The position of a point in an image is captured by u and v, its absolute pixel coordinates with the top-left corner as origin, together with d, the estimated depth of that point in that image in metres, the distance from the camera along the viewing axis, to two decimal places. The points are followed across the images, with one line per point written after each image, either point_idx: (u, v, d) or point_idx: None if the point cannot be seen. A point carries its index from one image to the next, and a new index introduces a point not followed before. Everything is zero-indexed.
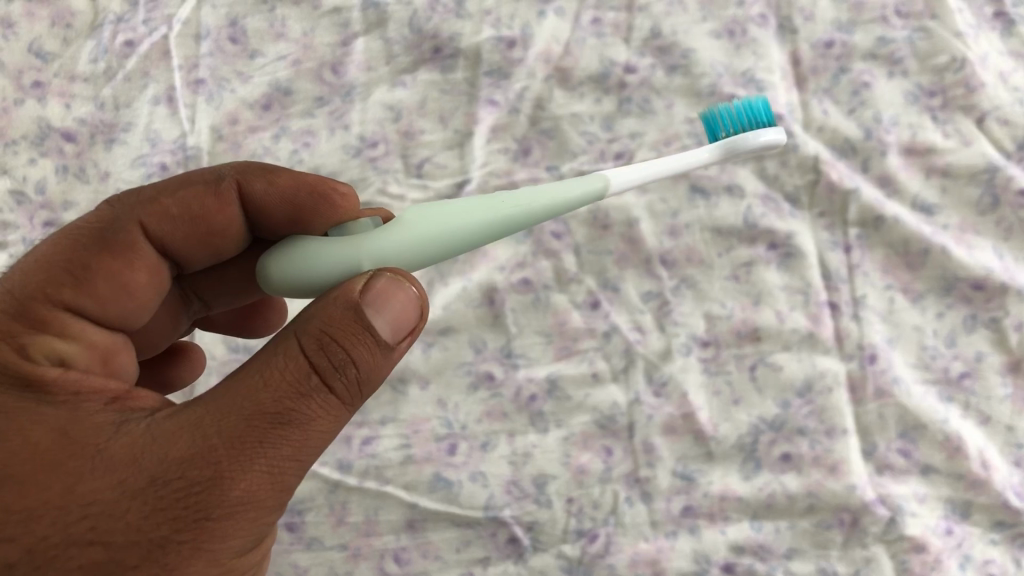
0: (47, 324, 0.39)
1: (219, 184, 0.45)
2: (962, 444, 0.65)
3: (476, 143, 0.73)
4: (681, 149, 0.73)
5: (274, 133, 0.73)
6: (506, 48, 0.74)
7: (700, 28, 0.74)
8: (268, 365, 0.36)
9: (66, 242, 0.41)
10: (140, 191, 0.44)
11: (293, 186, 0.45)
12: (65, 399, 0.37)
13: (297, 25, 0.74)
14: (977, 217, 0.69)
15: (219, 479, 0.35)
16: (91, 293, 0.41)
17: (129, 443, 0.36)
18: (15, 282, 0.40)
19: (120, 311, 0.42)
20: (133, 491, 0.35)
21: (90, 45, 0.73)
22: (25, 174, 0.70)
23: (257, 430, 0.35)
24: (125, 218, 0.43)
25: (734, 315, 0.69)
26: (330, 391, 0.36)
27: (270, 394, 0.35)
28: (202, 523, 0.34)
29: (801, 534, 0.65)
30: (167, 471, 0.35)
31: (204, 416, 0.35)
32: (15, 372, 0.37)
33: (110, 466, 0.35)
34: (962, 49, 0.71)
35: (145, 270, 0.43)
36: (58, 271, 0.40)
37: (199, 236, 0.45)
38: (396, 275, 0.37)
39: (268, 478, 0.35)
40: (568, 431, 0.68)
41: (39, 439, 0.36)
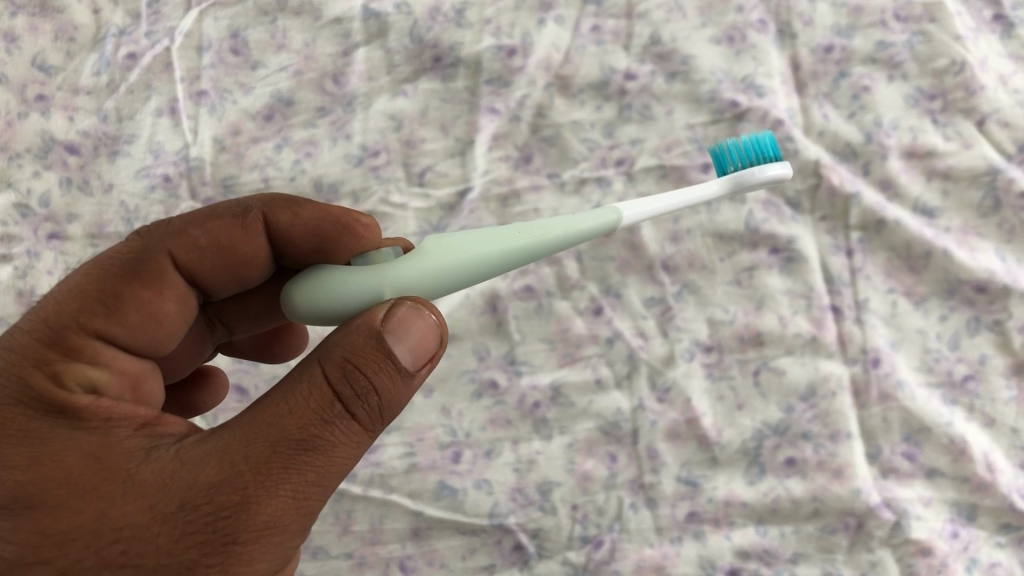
0: (79, 352, 0.40)
1: (246, 216, 0.45)
2: (967, 447, 0.65)
3: (477, 151, 0.73)
4: (682, 155, 0.73)
5: (276, 143, 0.73)
6: (506, 56, 0.74)
7: (700, 34, 0.75)
8: (293, 392, 0.36)
9: (97, 272, 0.42)
10: (168, 222, 0.45)
11: (317, 217, 0.45)
12: (95, 424, 0.37)
13: (299, 35, 0.75)
14: (979, 220, 0.69)
15: (247, 503, 0.35)
16: (122, 321, 0.41)
17: (158, 469, 0.36)
18: (48, 311, 0.40)
19: (150, 338, 0.42)
20: (163, 515, 0.35)
21: (93, 58, 0.73)
22: (29, 187, 0.70)
23: (283, 456, 0.35)
24: (154, 249, 0.43)
25: (737, 319, 0.70)
26: (353, 417, 0.36)
27: (295, 421, 0.36)
28: (229, 547, 0.34)
29: (806, 538, 0.65)
30: (195, 497, 0.35)
31: (230, 442, 0.36)
32: (50, 399, 0.37)
33: (140, 490, 0.35)
34: (962, 52, 0.71)
35: (175, 299, 0.43)
36: (91, 301, 0.40)
37: (228, 266, 0.45)
38: (416, 304, 0.38)
39: (294, 503, 0.35)
40: (572, 438, 0.68)
41: (72, 463, 0.36)
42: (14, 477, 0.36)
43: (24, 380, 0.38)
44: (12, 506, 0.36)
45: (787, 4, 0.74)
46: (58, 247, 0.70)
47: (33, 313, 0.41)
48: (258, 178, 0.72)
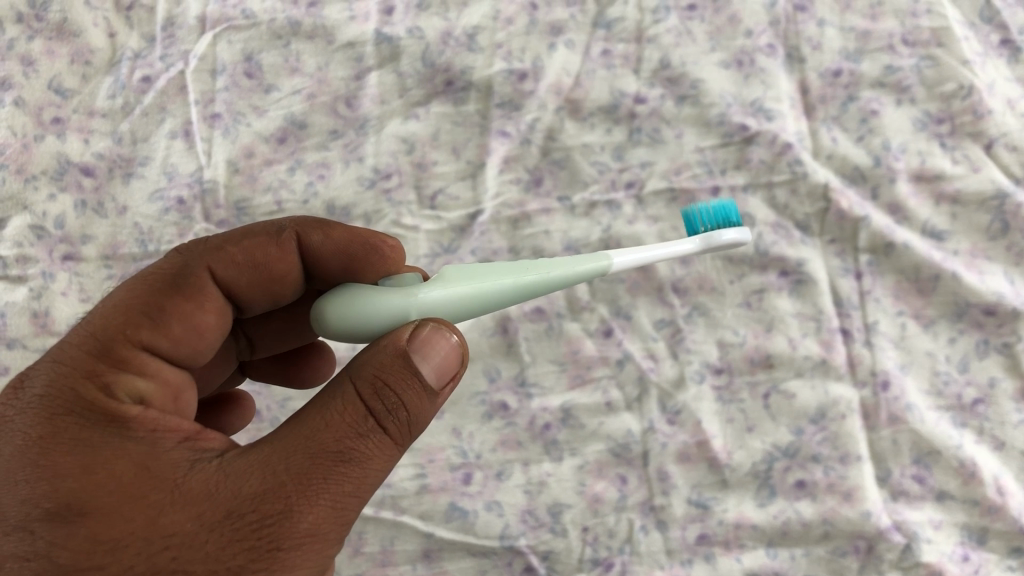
0: (127, 362, 0.40)
1: (281, 234, 0.47)
2: (977, 470, 0.65)
3: (489, 174, 0.74)
4: (691, 178, 0.74)
5: (289, 166, 0.74)
6: (517, 80, 0.75)
7: (709, 58, 0.75)
8: (328, 408, 0.37)
9: (141, 287, 0.42)
10: (205, 240, 0.45)
11: (348, 238, 0.47)
12: (142, 434, 0.38)
13: (312, 59, 0.75)
14: (987, 243, 0.70)
15: (290, 511, 0.35)
16: (166, 332, 0.42)
17: (204, 479, 0.36)
18: (95, 324, 0.41)
19: (191, 350, 0.43)
20: (210, 523, 0.35)
21: (109, 81, 0.74)
22: (45, 210, 0.71)
23: (321, 467, 0.36)
24: (194, 263, 0.44)
25: (747, 342, 0.70)
26: (385, 431, 0.37)
27: (331, 434, 0.36)
28: (274, 553, 0.35)
29: (816, 560, 0.65)
30: (241, 505, 0.36)
31: (270, 455, 0.36)
32: (102, 409, 0.38)
33: (187, 500, 0.36)
34: (970, 77, 0.72)
35: (214, 312, 0.44)
36: (136, 314, 0.41)
37: (261, 282, 0.46)
38: (439, 323, 0.39)
39: (333, 512, 0.36)
40: (582, 459, 0.68)
41: (122, 471, 0.36)
42: (68, 485, 0.36)
43: (76, 390, 0.39)
44: (64, 514, 0.36)
45: (795, 29, 0.75)
46: (74, 268, 0.71)
47: (81, 328, 0.41)
48: (271, 201, 0.73)
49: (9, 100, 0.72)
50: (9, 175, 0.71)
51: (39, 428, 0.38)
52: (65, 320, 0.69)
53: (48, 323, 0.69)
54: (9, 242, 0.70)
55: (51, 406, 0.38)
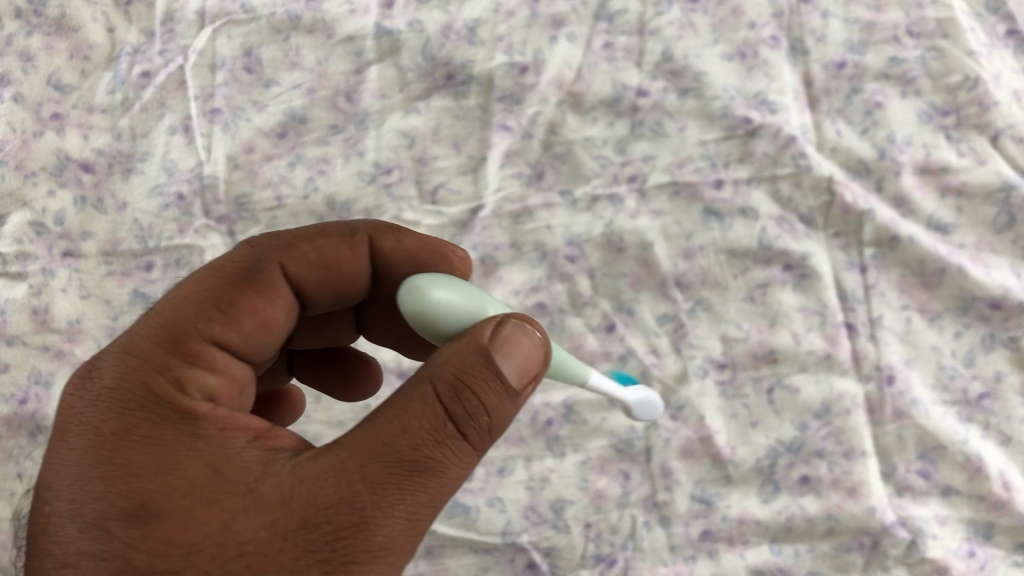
0: (197, 356, 0.42)
1: (354, 237, 0.49)
2: (983, 465, 0.64)
3: (490, 168, 0.73)
4: (694, 171, 0.73)
5: (289, 161, 0.73)
6: (519, 73, 0.74)
7: (712, 50, 0.75)
8: (407, 412, 0.37)
9: (211, 280, 0.44)
10: (278, 236, 0.47)
11: (419, 246, 0.49)
12: (211, 432, 0.39)
13: (311, 54, 0.75)
14: (993, 236, 0.69)
15: (365, 523, 0.36)
16: (236, 327, 0.43)
17: (277, 484, 0.37)
18: (166, 316, 0.42)
19: (259, 345, 0.45)
20: (285, 532, 0.36)
21: (108, 77, 0.74)
22: (44, 206, 0.71)
23: (399, 477, 0.36)
24: (266, 259, 0.46)
25: (751, 337, 0.69)
26: (463, 436, 0.37)
27: (408, 441, 0.36)
28: (347, 567, 0.36)
29: (820, 557, 0.64)
30: (314, 515, 0.36)
31: (347, 460, 0.37)
32: (174, 405, 0.40)
33: (262, 505, 0.37)
34: (976, 68, 0.71)
35: (283, 307, 0.46)
36: (207, 307, 0.43)
37: (330, 282, 0.48)
38: (521, 321, 0.39)
39: (407, 524, 0.36)
40: (585, 455, 0.68)
41: (196, 473, 0.38)
42: (143, 486, 0.38)
43: (147, 385, 0.40)
44: (140, 515, 0.37)
45: (799, 21, 0.74)
46: (74, 265, 0.70)
47: (149, 319, 0.43)
48: (271, 196, 0.72)
49: (9, 96, 0.72)
50: (8, 171, 0.71)
51: (114, 425, 0.40)
52: (64, 316, 0.69)
53: (48, 320, 0.69)
54: (9, 238, 0.70)
55: (122, 402, 0.40)
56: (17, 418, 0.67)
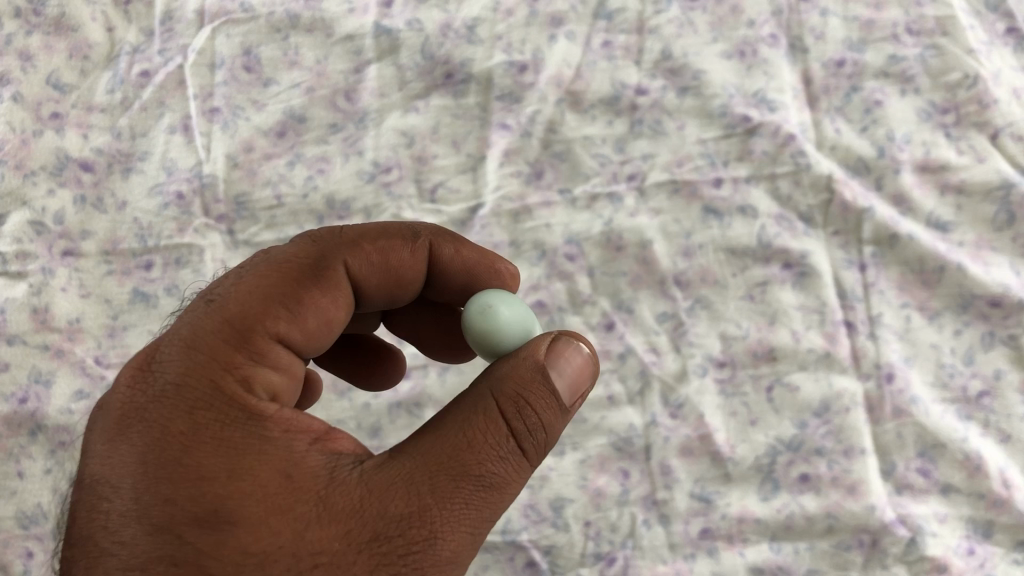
0: (264, 355, 0.40)
1: (416, 241, 0.48)
2: (982, 462, 0.64)
3: (489, 167, 0.73)
4: (694, 170, 0.73)
5: (289, 160, 0.73)
6: (518, 72, 0.75)
7: (711, 49, 0.75)
8: (472, 426, 0.38)
9: (278, 275, 0.42)
10: (340, 233, 0.46)
11: (475, 256, 0.49)
12: (278, 435, 0.38)
13: (311, 53, 0.75)
14: (993, 234, 0.69)
15: (434, 537, 0.36)
16: (301, 325, 0.42)
17: (347, 494, 0.37)
18: (232, 311, 0.41)
19: (320, 345, 0.43)
20: (357, 543, 0.36)
21: (107, 76, 0.74)
22: (43, 205, 0.71)
23: (466, 490, 0.37)
24: (330, 257, 0.44)
25: (750, 335, 0.69)
26: (523, 452, 0.38)
27: (473, 455, 0.37)
28: None
29: (820, 555, 0.64)
30: (387, 527, 0.36)
31: (416, 472, 0.37)
32: (241, 406, 0.38)
33: (334, 516, 0.36)
34: (975, 66, 0.71)
35: (345, 306, 0.44)
36: (274, 304, 0.41)
37: (389, 285, 0.47)
38: (569, 335, 0.41)
39: (470, 538, 0.37)
40: (585, 454, 0.68)
41: (266, 479, 0.37)
42: (215, 490, 0.36)
43: (216, 384, 0.39)
44: (212, 521, 0.36)
45: (798, 19, 0.74)
46: (73, 264, 0.70)
47: (212, 312, 0.41)
48: (270, 195, 0.72)
49: (8, 95, 0.72)
50: (8, 171, 0.71)
51: (180, 423, 0.38)
52: (64, 315, 0.69)
53: (47, 319, 0.69)
54: (9, 238, 0.70)
55: (188, 400, 0.39)
56: (17, 417, 0.67)
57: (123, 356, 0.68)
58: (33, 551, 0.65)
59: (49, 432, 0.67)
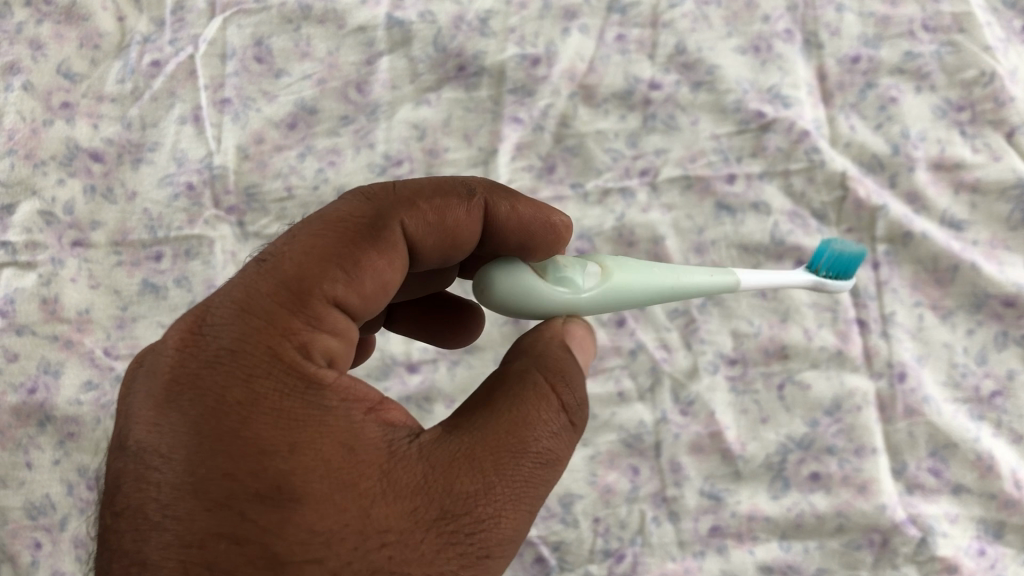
0: (321, 320, 0.37)
1: (472, 199, 0.42)
2: (994, 463, 0.64)
3: (501, 160, 0.73)
4: (707, 166, 0.73)
5: (300, 152, 0.73)
6: (531, 65, 0.74)
7: (725, 44, 0.74)
8: (528, 399, 0.36)
9: (333, 234, 0.38)
10: (396, 190, 0.41)
11: (532, 214, 0.42)
12: (337, 405, 0.35)
13: (322, 44, 0.74)
14: (1008, 233, 0.68)
15: (500, 515, 0.34)
16: (358, 289, 0.37)
17: (409, 468, 0.34)
18: (287, 272, 0.37)
19: (375, 308, 0.39)
20: (425, 521, 0.33)
21: (117, 65, 0.73)
22: (53, 195, 0.70)
23: (527, 467, 0.35)
24: (387, 215, 0.39)
25: (762, 332, 0.69)
26: (573, 426, 0.37)
27: (532, 430, 0.35)
28: (484, 561, 0.33)
29: (829, 554, 0.64)
30: (455, 505, 0.33)
31: (476, 446, 0.34)
32: (300, 374, 0.35)
33: (398, 491, 0.33)
34: (992, 63, 0.70)
35: (401, 269, 0.39)
36: (330, 264, 0.37)
37: (444, 247, 0.41)
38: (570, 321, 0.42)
39: (530, 516, 0.35)
40: (594, 450, 0.68)
41: (329, 452, 0.34)
42: (277, 464, 0.33)
43: (273, 352, 0.35)
44: (274, 497, 0.33)
45: (813, 14, 0.74)
46: (83, 254, 0.70)
47: (265, 274, 0.37)
48: (281, 187, 0.72)
49: (18, 84, 0.72)
50: (18, 160, 0.71)
51: (237, 392, 0.34)
52: (74, 306, 0.69)
53: (56, 309, 0.69)
54: (19, 227, 0.69)
55: (244, 366, 0.35)
56: (24, 407, 0.67)
57: (133, 347, 0.68)
58: (41, 542, 0.65)
59: (58, 423, 0.67)
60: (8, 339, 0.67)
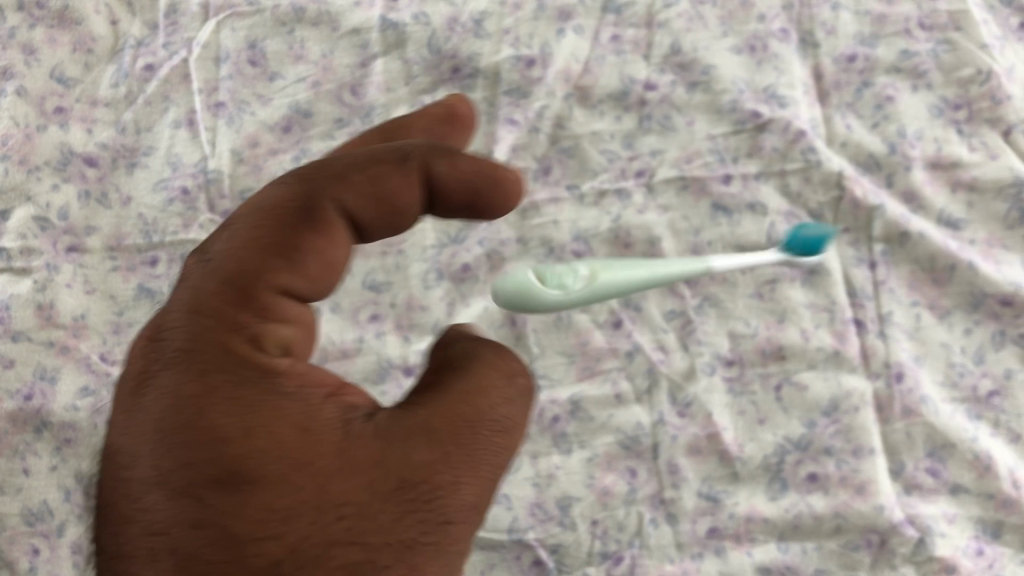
0: (268, 311, 0.37)
1: (406, 165, 0.39)
2: (992, 462, 0.64)
3: (497, 162, 0.73)
4: (703, 166, 0.72)
5: (295, 155, 0.73)
6: (525, 67, 0.74)
7: (720, 43, 0.74)
8: (474, 377, 0.38)
9: (270, 223, 0.37)
10: (327, 165, 0.39)
11: (474, 171, 0.41)
12: (293, 391, 0.37)
13: (317, 46, 0.75)
14: (1005, 232, 0.69)
15: (458, 482, 0.36)
16: (303, 273, 0.38)
17: (365, 445, 0.36)
18: (228, 269, 0.37)
19: (325, 284, 0.39)
20: (383, 493, 0.36)
21: (111, 70, 0.74)
22: (48, 201, 0.70)
23: (478, 437, 0.37)
24: (319, 194, 0.38)
25: (759, 333, 0.69)
26: (518, 397, 0.40)
27: (484, 402, 0.38)
28: (444, 525, 0.36)
29: (828, 554, 0.64)
30: (412, 475, 0.36)
31: (429, 421, 0.37)
32: (252, 365, 0.37)
33: (356, 467, 0.36)
34: (988, 61, 0.71)
35: (345, 244, 0.39)
36: (268, 254, 0.37)
37: (387, 219, 0.40)
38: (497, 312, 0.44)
39: (488, 482, 0.38)
40: (592, 452, 0.67)
41: (285, 437, 0.36)
42: (234, 451, 0.35)
43: (223, 347, 0.37)
44: (232, 482, 0.35)
45: (809, 13, 0.74)
46: (78, 259, 0.70)
47: (209, 274, 0.37)
48: None
49: (11, 89, 0.72)
50: (12, 165, 0.70)
51: (191, 386, 0.36)
52: (69, 311, 0.69)
53: (53, 315, 0.68)
54: (14, 233, 0.69)
55: (197, 363, 0.36)
56: (22, 414, 0.66)
57: None
58: (38, 548, 0.65)
59: (55, 429, 0.66)
60: (4, 346, 0.67)
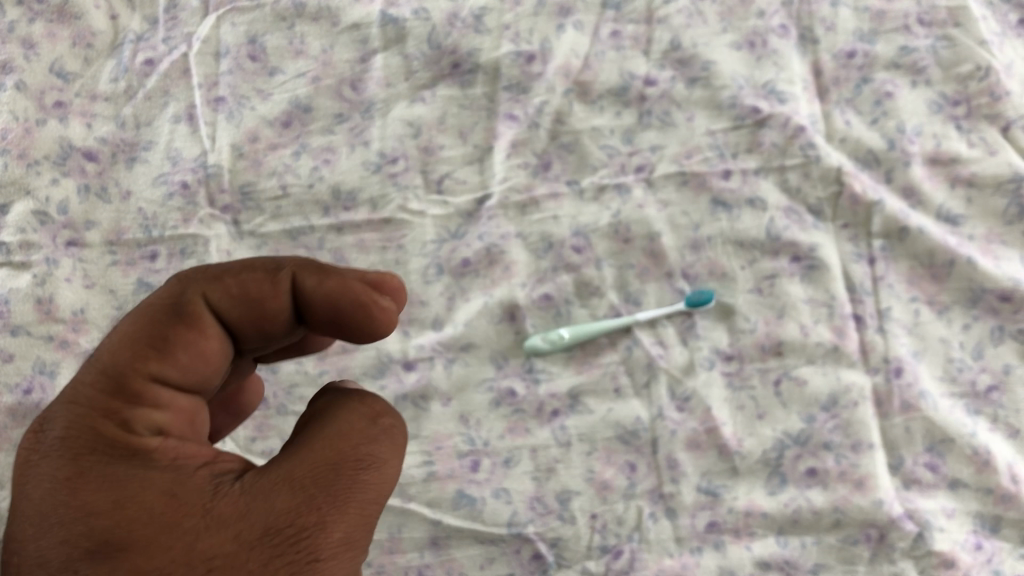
0: (140, 396, 0.37)
1: (277, 274, 0.40)
2: (991, 457, 0.64)
3: (496, 158, 0.73)
4: (702, 162, 0.72)
5: (294, 150, 0.73)
6: (525, 62, 0.74)
7: (720, 39, 0.74)
8: (335, 418, 0.37)
9: (143, 316, 0.38)
10: (205, 268, 0.40)
11: (341, 291, 0.40)
12: (165, 466, 0.36)
13: (317, 41, 0.75)
14: (1003, 228, 0.69)
15: (324, 522, 0.35)
16: (173, 361, 0.38)
17: (232, 501, 0.35)
18: (102, 359, 0.37)
19: (200, 378, 0.39)
20: (249, 541, 0.34)
21: (111, 64, 0.74)
22: (47, 195, 0.70)
23: (345, 475, 0.36)
24: (191, 292, 0.39)
25: (758, 328, 0.69)
26: (389, 431, 0.38)
27: (348, 442, 0.36)
28: (314, 565, 0.34)
29: (827, 549, 0.64)
30: (278, 521, 0.35)
31: (291, 469, 0.36)
32: (123, 445, 0.36)
33: (221, 522, 0.35)
34: (987, 57, 0.71)
35: (218, 339, 0.39)
36: (140, 347, 0.37)
37: (255, 324, 0.40)
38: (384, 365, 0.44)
39: (363, 518, 0.35)
40: (592, 447, 0.67)
41: (153, 505, 0.35)
42: (102, 524, 0.34)
43: (95, 431, 0.36)
44: (103, 552, 0.34)
45: (808, 10, 0.74)
46: (77, 254, 0.70)
47: (88, 365, 0.38)
48: (276, 185, 0.72)
49: (11, 83, 0.71)
50: (11, 160, 0.70)
51: (65, 469, 0.36)
52: (68, 306, 0.68)
53: (51, 309, 0.68)
54: (13, 228, 0.69)
55: (72, 446, 0.36)
56: (21, 408, 0.66)
57: None
58: None
59: None
60: (3, 340, 0.67)
